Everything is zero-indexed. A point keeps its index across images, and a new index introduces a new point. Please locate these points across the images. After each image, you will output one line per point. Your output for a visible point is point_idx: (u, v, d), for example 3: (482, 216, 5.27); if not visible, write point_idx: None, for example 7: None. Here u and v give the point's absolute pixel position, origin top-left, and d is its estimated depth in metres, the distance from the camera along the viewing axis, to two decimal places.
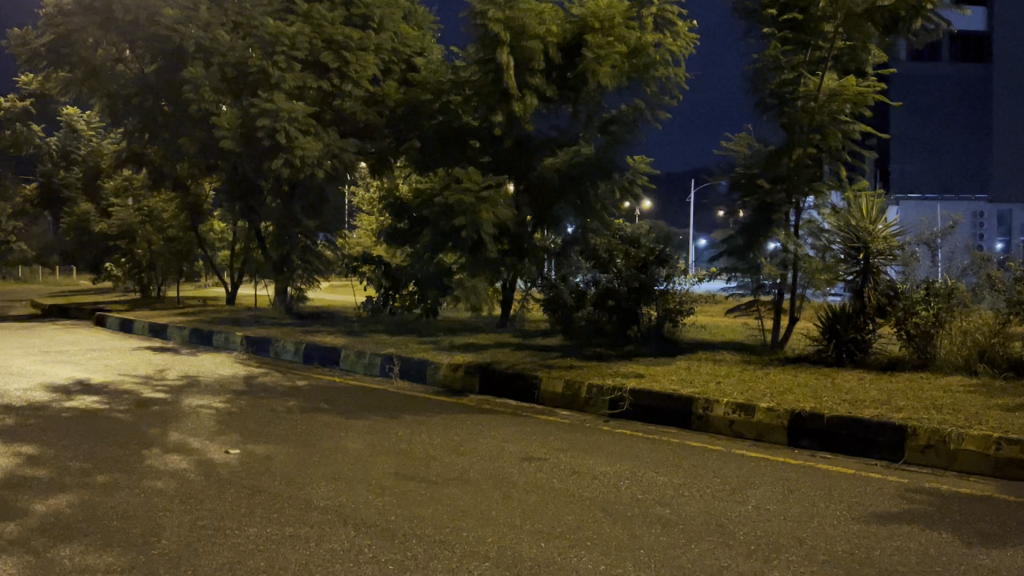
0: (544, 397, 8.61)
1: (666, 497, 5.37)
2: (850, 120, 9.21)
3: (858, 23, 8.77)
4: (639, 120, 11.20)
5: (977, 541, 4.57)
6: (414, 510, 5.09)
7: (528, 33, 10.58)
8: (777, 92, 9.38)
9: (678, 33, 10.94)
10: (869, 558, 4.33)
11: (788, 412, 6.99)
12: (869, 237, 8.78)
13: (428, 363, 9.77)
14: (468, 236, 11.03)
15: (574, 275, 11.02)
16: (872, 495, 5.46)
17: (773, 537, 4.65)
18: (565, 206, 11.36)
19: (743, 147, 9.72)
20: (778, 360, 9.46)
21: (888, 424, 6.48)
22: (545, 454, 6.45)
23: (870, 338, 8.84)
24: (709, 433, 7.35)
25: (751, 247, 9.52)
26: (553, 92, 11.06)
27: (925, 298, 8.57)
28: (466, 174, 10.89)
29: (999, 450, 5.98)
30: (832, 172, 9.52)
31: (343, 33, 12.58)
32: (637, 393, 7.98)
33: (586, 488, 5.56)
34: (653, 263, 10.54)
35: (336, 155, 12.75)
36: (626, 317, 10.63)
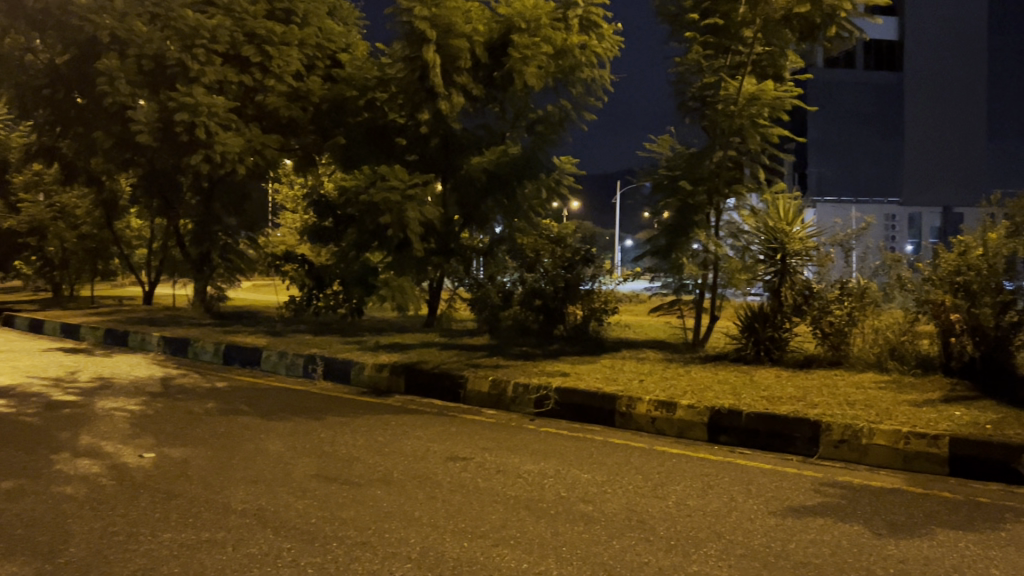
0: (470, 396, 8.60)
1: (589, 495, 5.41)
2: (768, 123, 9.40)
3: (777, 29, 9.05)
4: (566, 120, 11.44)
5: (886, 532, 4.73)
6: (336, 512, 5.03)
7: (453, 31, 10.53)
8: (699, 95, 9.62)
9: (603, 35, 10.95)
10: (783, 550, 4.44)
11: (708, 409, 7.14)
12: (786, 238, 9.00)
13: (352, 363, 9.67)
14: (393, 235, 10.91)
15: (501, 274, 11.32)
16: (788, 489, 5.61)
17: (692, 531, 4.73)
18: (492, 204, 11.32)
19: (665, 148, 9.98)
20: (698, 360, 9.55)
21: (803, 420, 6.67)
22: (469, 453, 6.44)
23: (786, 336, 9.12)
24: (632, 430, 7.48)
25: (673, 248, 9.79)
26: (479, 92, 11.03)
27: (839, 297, 8.87)
28: (392, 171, 10.70)
29: (906, 444, 6.20)
30: (752, 175, 9.73)
31: (265, 27, 12.36)
32: (562, 391, 8.04)
33: (510, 486, 5.58)
34: (578, 263, 10.70)
35: (258, 152, 12.50)
36: (552, 318, 10.78)
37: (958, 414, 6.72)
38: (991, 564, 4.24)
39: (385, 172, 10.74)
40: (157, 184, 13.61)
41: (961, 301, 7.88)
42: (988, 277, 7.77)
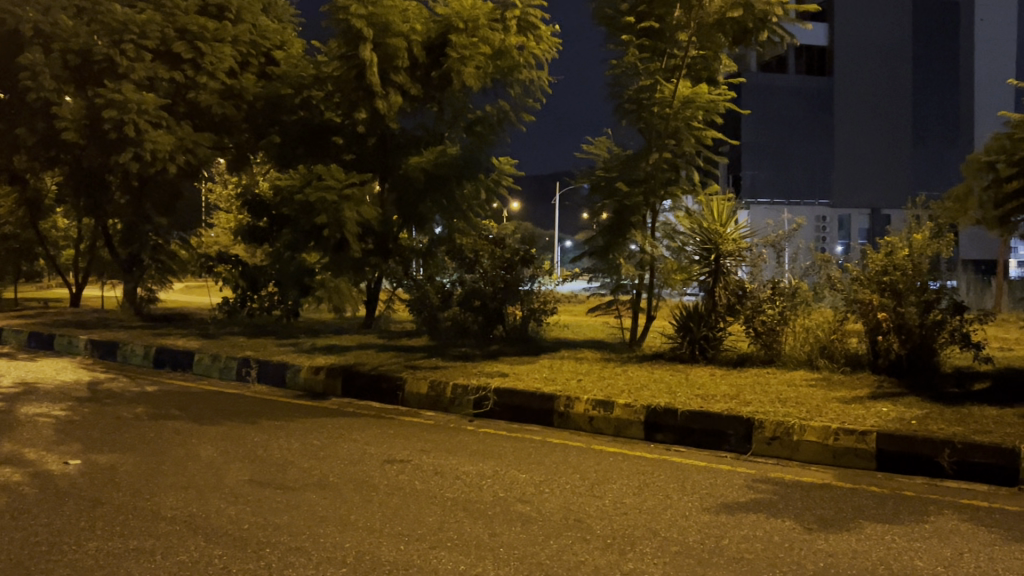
0: (408, 398, 8.54)
1: (527, 495, 5.41)
2: (702, 126, 9.53)
3: (711, 34, 9.29)
4: (504, 121, 11.37)
5: (816, 526, 4.84)
6: (270, 518, 4.95)
7: (390, 30, 10.43)
8: (636, 98, 9.57)
9: (541, 37, 10.89)
10: (717, 546, 4.50)
11: (645, 408, 7.20)
12: (720, 238, 9.16)
13: (287, 366, 9.53)
14: (330, 236, 10.78)
15: (440, 275, 11.14)
16: (721, 485, 5.69)
17: (629, 529, 4.77)
18: (430, 205, 11.14)
19: (602, 150, 10.02)
20: (635, 360, 9.60)
21: (736, 417, 6.79)
22: (407, 455, 6.40)
23: (720, 335, 9.31)
24: (570, 430, 7.52)
25: (611, 248, 9.83)
26: (417, 92, 11.01)
27: (771, 296, 9.03)
28: (328, 171, 10.54)
29: (836, 440, 6.35)
30: (687, 177, 9.83)
31: (197, 23, 12.09)
32: (500, 392, 8.04)
33: (448, 488, 5.56)
34: (518, 263, 10.62)
35: (191, 150, 12.23)
36: (492, 319, 10.75)
37: (884, 410, 6.91)
38: (916, 555, 4.36)
39: (322, 172, 10.59)
40: (84, 182, 13.20)
41: (888, 300, 8.07)
42: (914, 277, 7.99)
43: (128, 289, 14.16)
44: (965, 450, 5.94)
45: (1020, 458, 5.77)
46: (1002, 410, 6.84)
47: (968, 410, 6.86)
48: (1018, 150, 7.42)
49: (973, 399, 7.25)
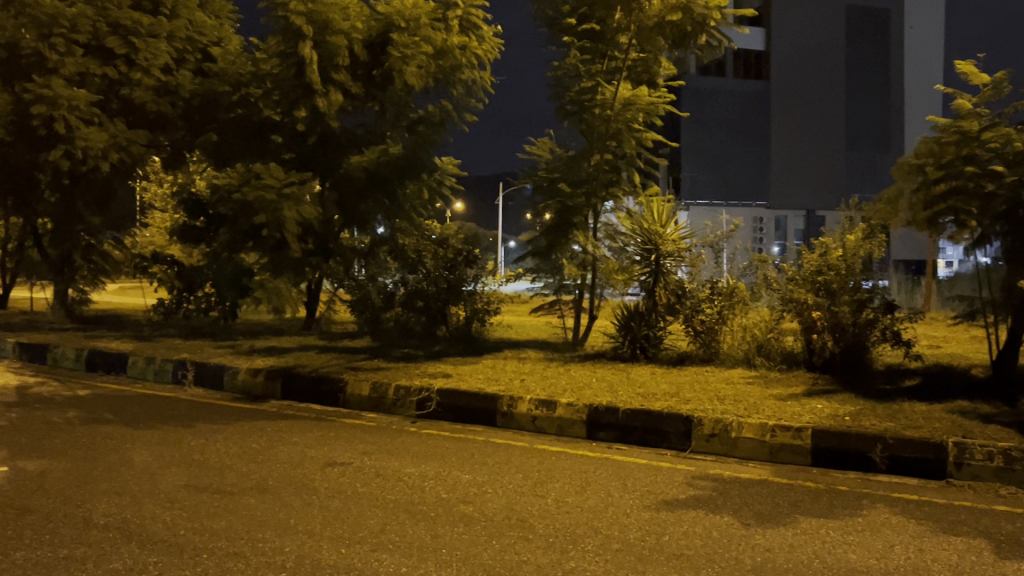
0: (350, 400, 8.45)
1: (470, 496, 5.40)
2: (643, 128, 9.66)
3: (651, 36, 9.17)
4: (447, 121, 11.42)
5: (754, 522, 4.92)
6: (206, 522, 4.85)
7: (331, 28, 10.28)
8: (577, 99, 9.71)
9: (483, 37, 11.07)
10: (657, 543, 4.55)
11: (587, 407, 7.25)
12: (660, 239, 9.27)
13: (225, 368, 9.37)
14: (269, 236, 10.59)
15: (382, 275, 11.19)
16: (662, 483, 5.77)
17: (571, 528, 4.79)
18: (372, 205, 11.06)
19: (545, 151, 10.08)
20: (577, 360, 9.64)
21: (677, 415, 6.88)
22: (348, 458, 6.33)
23: (661, 334, 9.44)
24: (512, 430, 7.53)
25: (553, 248, 9.92)
26: (358, 90, 10.81)
27: (709, 296, 9.22)
28: (266, 168, 10.28)
29: (773, 436, 6.47)
30: (628, 178, 9.98)
31: (131, 18, 11.75)
32: (444, 393, 8.01)
33: (390, 489, 5.53)
34: (461, 264, 10.73)
35: (124, 148, 11.91)
36: (435, 319, 10.84)
37: (819, 407, 7.08)
38: (849, 548, 4.47)
39: (260, 170, 10.33)
40: (12, 180, 12.77)
41: (822, 299, 8.28)
42: (846, 277, 8.25)
43: (59, 290, 13.75)
44: (897, 446, 6.09)
45: (948, 452, 5.93)
46: (931, 406, 7.06)
47: (899, 406, 7.06)
48: (946, 155, 7.57)
49: (902, 395, 7.49)
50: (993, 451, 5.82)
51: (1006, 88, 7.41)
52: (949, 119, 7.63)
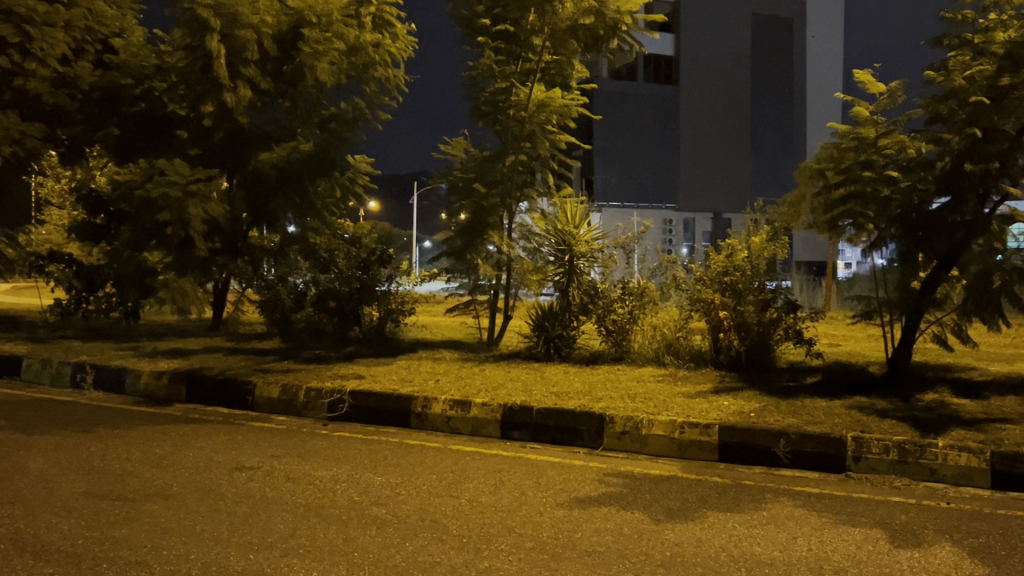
0: (259, 403, 8.27)
1: (382, 498, 5.35)
2: (556, 130, 9.76)
3: (564, 39, 9.33)
4: (360, 120, 11.18)
5: (663, 517, 5.02)
6: (105, 532, 4.66)
7: (239, 21, 9.95)
8: (491, 100, 9.68)
9: (397, 35, 10.86)
10: (570, 540, 4.59)
11: (501, 406, 7.28)
12: (573, 240, 9.48)
13: (127, 371, 9.05)
14: (173, 234, 10.24)
15: (292, 275, 11.03)
16: (575, 480, 5.82)
17: (485, 528, 4.79)
18: (282, 203, 10.77)
19: (459, 151, 10.00)
20: (491, 360, 9.67)
21: (589, 413, 6.97)
22: (256, 462, 6.18)
23: (573, 334, 9.56)
24: (427, 431, 7.48)
25: (467, 249, 9.77)
26: (268, 86, 10.53)
27: (621, 296, 9.35)
28: (170, 165, 9.94)
29: (681, 433, 6.61)
30: (542, 179, 10.05)
31: (26, 5, 10.96)
32: (356, 394, 7.91)
33: (300, 493, 5.42)
34: (374, 263, 10.77)
35: (18, 141, 11.33)
36: (348, 320, 10.83)
37: (725, 403, 7.28)
38: (754, 541, 4.60)
39: (164, 166, 9.99)
40: None
41: (729, 300, 8.45)
42: (750, 277, 8.47)
43: None
44: (799, 440, 6.29)
45: (847, 446, 6.15)
46: (831, 402, 7.33)
47: (801, 402, 7.32)
48: (845, 160, 7.87)
49: (805, 392, 7.76)
50: (889, 445, 6.07)
51: (901, 97, 7.75)
52: (848, 126, 8.02)
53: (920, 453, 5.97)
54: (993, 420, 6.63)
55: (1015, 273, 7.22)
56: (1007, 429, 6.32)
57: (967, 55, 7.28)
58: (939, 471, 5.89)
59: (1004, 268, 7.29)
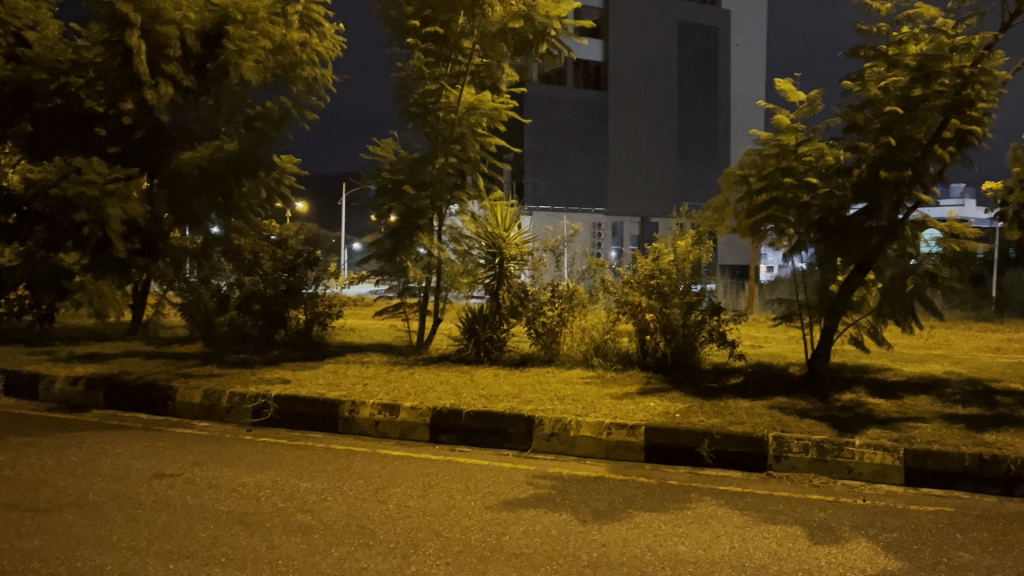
0: (180, 408, 8.08)
1: (308, 504, 5.27)
2: (486, 132, 9.79)
3: (493, 43, 9.38)
4: (287, 119, 10.97)
5: (591, 518, 5.06)
6: (16, 543, 4.48)
7: (162, 17, 9.61)
8: (421, 102, 9.60)
9: (324, 35, 10.68)
10: (498, 543, 4.59)
11: (430, 410, 7.25)
12: (504, 243, 9.48)
13: (40, 376, 8.73)
14: (90, 235, 9.87)
15: (216, 277, 10.77)
16: (504, 483, 5.83)
17: (412, 532, 4.77)
18: (205, 203, 10.61)
19: (388, 152, 9.88)
20: (421, 362, 9.66)
21: (518, 415, 6.98)
22: (177, 469, 6.02)
23: (503, 336, 9.63)
24: (354, 435, 7.39)
25: (397, 251, 9.70)
26: (191, 83, 10.19)
27: (550, 299, 9.39)
28: (89, 163, 9.60)
29: (609, 434, 6.69)
30: (473, 182, 10.12)
31: None
32: (281, 399, 7.78)
33: (223, 501, 5.29)
34: (301, 265, 10.58)
35: None
36: (274, 322, 10.67)
37: (651, 404, 7.39)
38: (679, 540, 4.67)
39: (81, 164, 9.64)
40: None
41: (655, 302, 8.58)
42: (677, 280, 8.60)
43: None
44: (722, 440, 6.42)
45: (769, 446, 6.30)
46: (753, 403, 7.50)
47: (724, 402, 7.50)
48: (767, 167, 8.11)
49: (728, 392, 7.93)
50: (808, 444, 6.23)
51: (819, 105, 7.98)
52: (770, 133, 8.14)
53: (838, 452, 6.14)
54: (906, 419, 6.86)
55: (926, 277, 7.61)
56: (919, 428, 6.56)
57: (881, 66, 7.51)
58: (856, 469, 6.07)
59: (917, 272, 7.65)
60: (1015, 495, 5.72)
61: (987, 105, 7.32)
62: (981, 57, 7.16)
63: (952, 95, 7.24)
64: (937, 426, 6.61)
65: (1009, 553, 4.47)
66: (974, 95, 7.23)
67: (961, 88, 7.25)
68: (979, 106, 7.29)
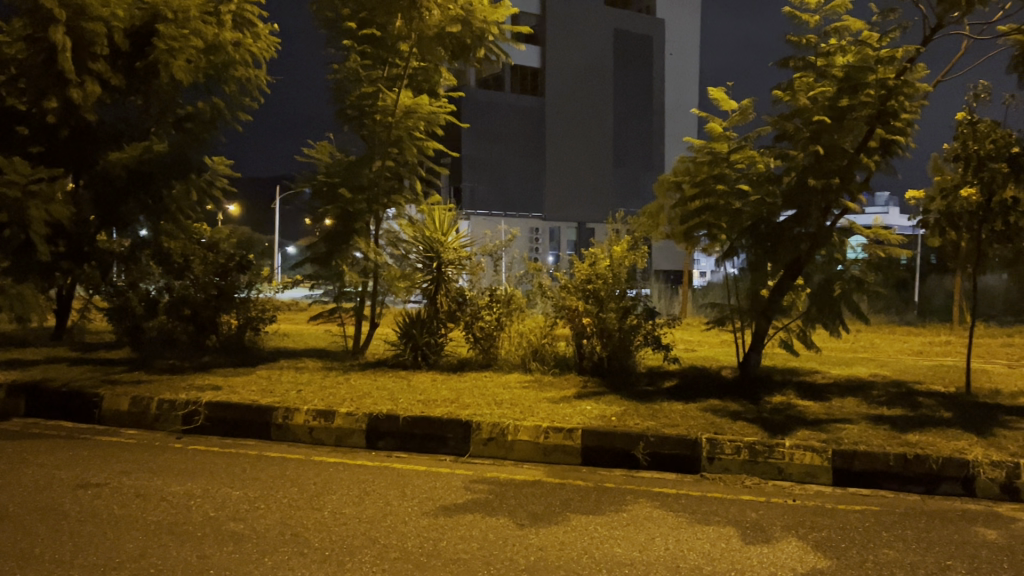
0: (107, 416, 7.84)
1: (240, 512, 5.16)
2: (423, 136, 9.75)
3: (430, 46, 9.26)
4: (219, 120, 10.92)
5: (528, 522, 5.07)
6: None
7: (88, 13, 9.25)
8: (357, 104, 9.54)
9: (259, 35, 10.62)
10: (435, 549, 4.57)
11: (366, 415, 7.18)
12: (441, 247, 9.41)
13: None
14: (12, 237, 9.43)
15: (144, 281, 10.48)
16: (441, 488, 5.81)
17: (348, 539, 4.71)
18: (133, 205, 10.37)
19: (324, 155, 9.78)
20: (357, 368, 9.56)
21: (455, 420, 6.95)
22: (103, 478, 5.84)
23: (441, 341, 9.58)
24: (288, 442, 7.27)
25: (333, 255, 9.55)
26: (119, 82, 9.87)
27: (488, 304, 9.45)
28: (10, 163, 9.06)
29: (546, 438, 6.70)
30: (411, 186, 10.07)
31: None
32: (212, 406, 7.61)
33: (152, 511, 5.15)
34: (233, 269, 10.39)
35: None
36: (204, 329, 10.41)
37: (587, 408, 7.43)
38: (615, 542, 4.72)
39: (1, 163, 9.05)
40: None
41: (591, 307, 8.66)
42: (612, 285, 8.66)
43: None
44: (657, 443, 6.50)
45: (702, 448, 6.40)
46: (687, 405, 7.61)
47: (659, 405, 7.58)
48: (701, 174, 8.24)
49: (663, 396, 8.03)
50: (740, 445, 6.35)
51: (751, 114, 8.18)
52: (703, 141, 8.36)
53: (769, 453, 6.27)
54: (834, 420, 7.07)
55: (853, 282, 7.78)
56: (846, 429, 6.74)
57: (809, 76, 7.74)
58: (785, 470, 6.20)
59: (843, 277, 7.83)
60: (936, 494, 5.92)
61: (910, 116, 7.49)
62: (903, 70, 7.44)
63: (876, 106, 7.42)
64: (863, 427, 6.80)
65: (933, 551, 4.60)
66: (897, 106, 7.39)
67: (886, 99, 7.42)
68: (903, 116, 7.48)
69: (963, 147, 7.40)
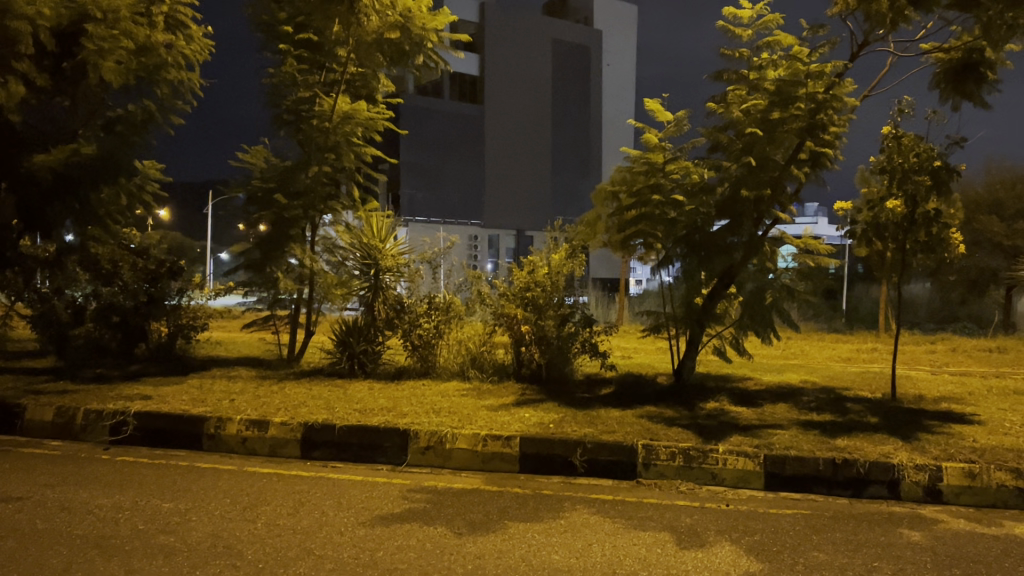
0: (30, 426, 7.58)
1: (172, 525, 5.03)
2: (361, 142, 9.58)
3: (369, 52, 9.08)
4: (150, 123, 10.36)
5: (465, 531, 5.05)
6: None
7: (11, 11, 8.72)
8: (294, 109, 9.44)
9: (191, 37, 10.35)
10: (373, 560, 4.52)
11: (301, 425, 7.07)
12: (380, 254, 9.39)
13: None
14: None
15: (70, 288, 10.45)
16: (377, 498, 5.74)
17: (284, 550, 4.64)
18: (59, 209, 9.70)
19: (259, 159, 9.61)
20: (292, 377, 9.41)
21: (392, 429, 6.90)
22: (26, 492, 5.62)
23: (379, 349, 9.53)
24: (221, 452, 7.12)
25: (267, 261, 9.45)
26: (45, 83, 9.40)
27: (427, 311, 9.40)
28: None
29: (484, 445, 6.70)
30: (347, 192, 9.80)
31: None
32: (142, 416, 7.42)
33: (77, 525, 4.99)
34: (163, 276, 10.55)
35: None
36: (133, 336, 10.59)
37: (525, 415, 7.47)
38: (552, 549, 4.73)
39: None
40: None
41: (530, 314, 8.68)
42: (551, 293, 8.73)
43: None
44: (594, 449, 6.56)
45: (638, 454, 6.47)
46: (623, 411, 7.70)
47: (597, 412, 7.64)
48: (636, 184, 8.32)
49: (599, 402, 8.12)
50: (675, 451, 6.43)
51: (686, 126, 8.33)
52: (639, 151, 8.37)
53: (703, 459, 6.38)
54: (766, 426, 7.22)
55: (784, 291, 7.98)
56: (777, 434, 6.89)
57: (742, 89, 7.93)
58: (719, 475, 6.31)
59: (776, 286, 8.00)
60: (864, 497, 6.08)
61: (839, 129, 7.76)
62: (834, 84, 7.56)
63: (806, 119, 7.60)
64: (794, 432, 6.96)
65: (861, 552, 4.74)
66: (826, 120, 7.59)
67: (815, 113, 7.60)
68: (831, 130, 7.71)
69: (889, 160, 7.60)
